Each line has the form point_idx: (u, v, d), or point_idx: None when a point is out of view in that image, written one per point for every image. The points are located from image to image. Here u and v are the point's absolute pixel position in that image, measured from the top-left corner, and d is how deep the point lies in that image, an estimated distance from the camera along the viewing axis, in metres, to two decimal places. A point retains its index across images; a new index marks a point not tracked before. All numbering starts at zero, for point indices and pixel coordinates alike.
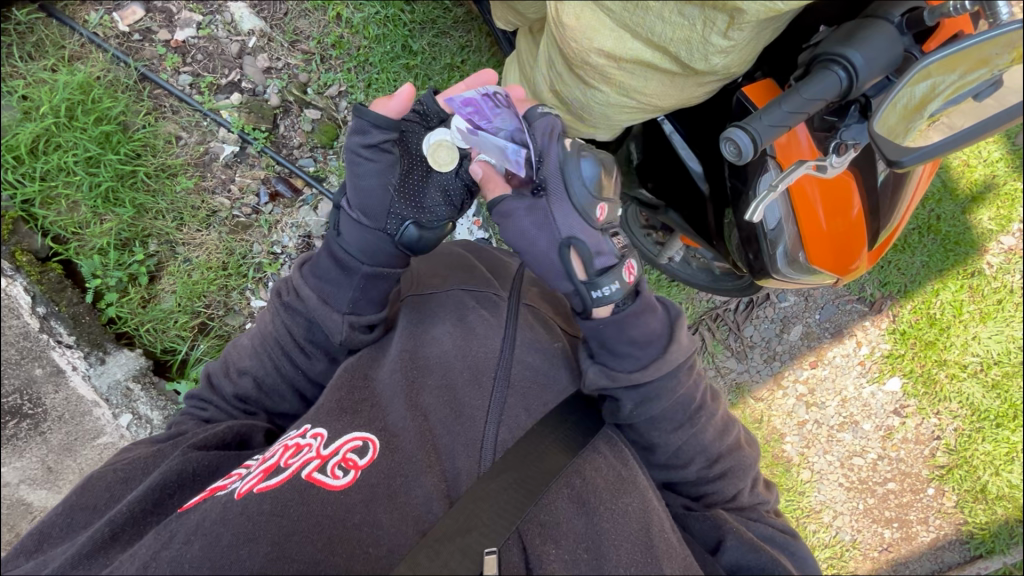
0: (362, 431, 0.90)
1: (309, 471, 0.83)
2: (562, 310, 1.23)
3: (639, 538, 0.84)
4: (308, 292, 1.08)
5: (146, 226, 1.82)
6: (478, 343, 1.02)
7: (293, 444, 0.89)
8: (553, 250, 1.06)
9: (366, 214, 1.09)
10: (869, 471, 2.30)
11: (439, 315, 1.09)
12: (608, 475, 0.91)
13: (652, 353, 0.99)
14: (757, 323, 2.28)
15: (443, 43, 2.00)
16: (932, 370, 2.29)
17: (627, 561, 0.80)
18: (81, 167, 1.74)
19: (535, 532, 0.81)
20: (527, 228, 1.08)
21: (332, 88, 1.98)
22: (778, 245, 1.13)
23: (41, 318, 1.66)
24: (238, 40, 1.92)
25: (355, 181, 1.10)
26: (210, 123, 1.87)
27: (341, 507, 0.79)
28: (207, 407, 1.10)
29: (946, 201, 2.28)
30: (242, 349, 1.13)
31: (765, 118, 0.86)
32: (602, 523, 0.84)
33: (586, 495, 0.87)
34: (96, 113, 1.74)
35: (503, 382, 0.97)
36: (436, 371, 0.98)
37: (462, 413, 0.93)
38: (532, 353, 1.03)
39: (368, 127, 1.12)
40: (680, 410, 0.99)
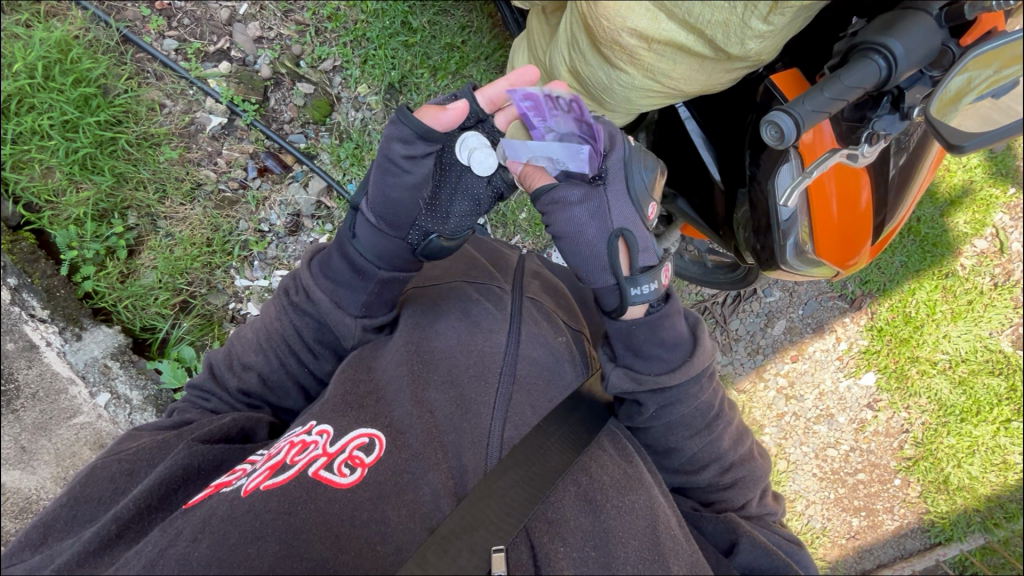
0: (368, 427, 0.85)
1: (316, 468, 0.79)
2: (563, 303, 1.20)
3: (646, 536, 0.79)
4: (319, 293, 1.03)
5: (125, 197, 1.73)
6: (483, 337, 0.99)
7: (299, 440, 0.84)
8: (602, 239, 1.00)
9: (385, 219, 1.03)
10: (841, 462, 2.39)
11: (444, 308, 1.05)
12: (613, 473, 0.87)
13: (680, 355, 1.00)
14: (743, 316, 2.33)
15: (443, 22, 1.95)
16: (905, 366, 2.38)
17: (635, 559, 0.75)
18: (57, 131, 1.64)
19: (543, 530, 0.77)
20: (579, 216, 1.01)
21: (326, 62, 1.91)
22: (789, 236, 1.15)
23: (12, 289, 1.56)
24: (228, 6, 1.83)
25: (382, 187, 1.03)
26: (197, 93, 1.79)
27: (350, 504, 0.75)
28: (209, 398, 1.06)
29: (927, 204, 2.38)
30: (245, 341, 1.08)
31: (808, 104, 0.89)
32: (609, 521, 0.79)
33: (592, 493, 0.82)
34: (75, 74, 1.64)
35: (509, 377, 0.93)
36: (441, 366, 0.94)
37: (469, 409, 0.88)
38: (539, 348, 1.00)
39: (411, 136, 1.02)
40: (699, 417, 1.00)
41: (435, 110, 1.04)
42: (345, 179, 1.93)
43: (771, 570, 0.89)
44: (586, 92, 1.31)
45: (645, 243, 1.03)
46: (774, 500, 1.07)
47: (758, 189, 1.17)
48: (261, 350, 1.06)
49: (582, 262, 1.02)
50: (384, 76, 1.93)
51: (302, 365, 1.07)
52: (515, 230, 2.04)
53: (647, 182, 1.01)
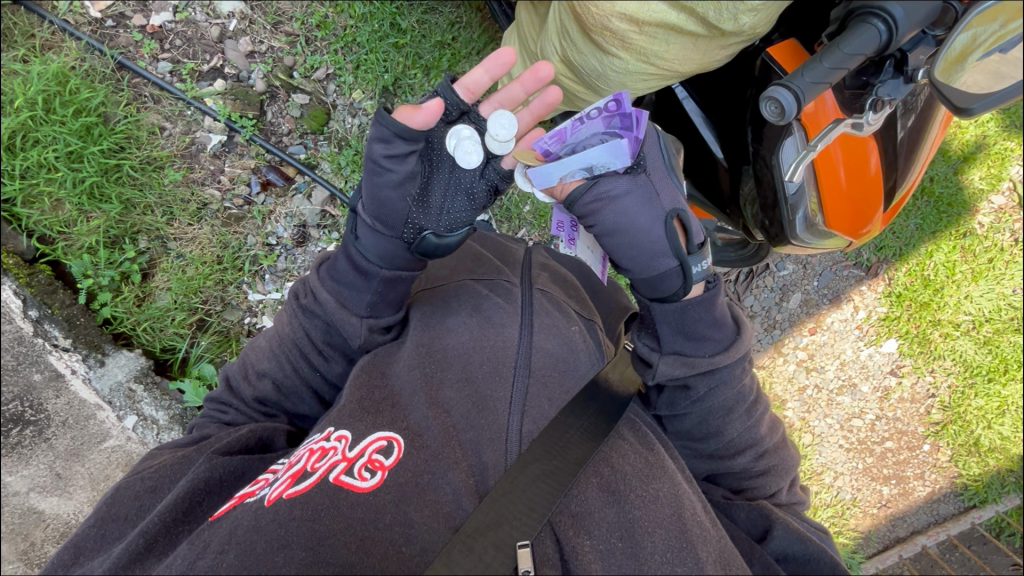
0: (385, 430, 0.85)
1: (336, 474, 0.79)
2: (574, 293, 1.19)
3: (672, 524, 0.78)
4: (325, 295, 1.04)
5: (134, 222, 1.75)
6: (495, 332, 0.99)
7: (318, 447, 0.85)
8: (658, 224, 0.99)
9: (382, 222, 1.03)
10: (867, 431, 2.37)
11: (453, 306, 1.05)
12: (635, 462, 0.86)
13: (729, 335, 1.02)
14: (757, 292, 2.31)
15: (432, 20, 1.94)
16: (927, 330, 2.34)
17: (663, 548, 0.75)
18: (63, 163, 1.66)
19: (567, 524, 0.77)
20: (631, 206, 0.99)
21: (319, 71, 1.91)
22: (798, 210, 1.14)
23: (34, 321, 1.60)
24: (218, 23, 1.84)
25: (371, 188, 1.02)
26: (195, 112, 1.80)
27: (372, 507, 0.75)
28: (227, 410, 1.08)
29: (939, 162, 2.32)
30: (259, 351, 1.10)
31: (807, 75, 0.87)
32: (634, 511, 0.79)
33: (616, 484, 0.82)
34: (75, 104, 1.66)
35: (524, 371, 0.93)
36: (455, 365, 0.94)
37: (485, 407, 0.88)
38: (552, 339, 1.00)
39: (390, 134, 1.00)
40: (740, 401, 1.02)
41: (409, 110, 1.02)
42: (347, 187, 1.94)
43: (806, 556, 0.87)
44: (580, 79, 1.29)
45: (693, 225, 1.04)
46: (797, 484, 1.07)
47: (762, 163, 1.14)
48: (271, 360, 1.07)
49: (640, 254, 1.00)
50: (377, 80, 1.93)
51: (317, 371, 1.08)
52: (520, 223, 2.04)
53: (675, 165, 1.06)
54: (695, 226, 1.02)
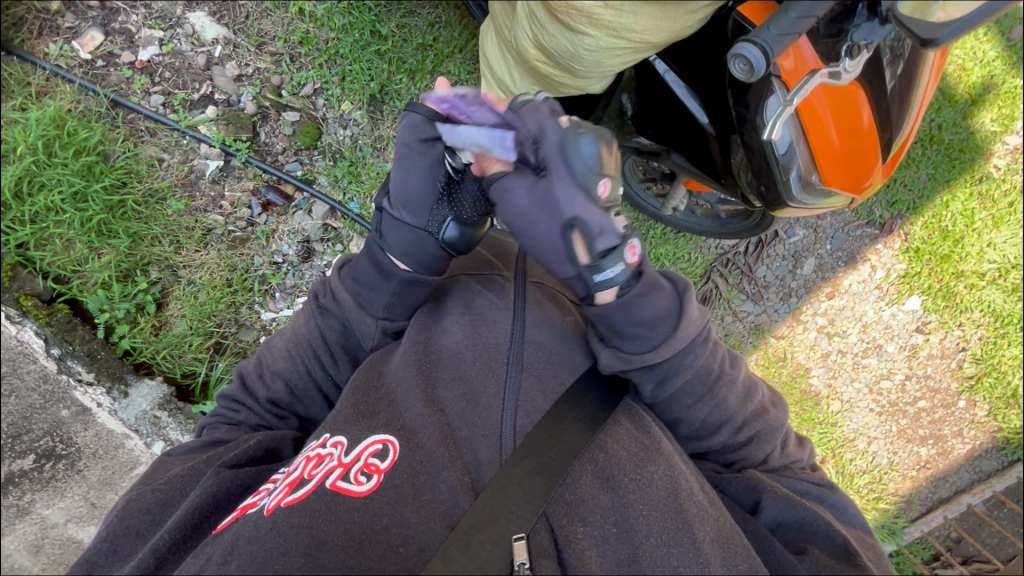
0: (380, 433, 0.86)
1: (333, 479, 0.80)
2: None
3: (667, 505, 0.77)
4: (347, 296, 1.06)
5: (144, 254, 1.80)
6: (488, 328, 0.97)
7: (315, 454, 0.86)
8: (555, 232, 0.94)
9: (415, 211, 1.05)
10: (898, 392, 2.33)
11: (448, 306, 1.05)
12: (630, 446, 0.85)
13: (665, 331, 0.91)
14: (769, 262, 2.26)
15: (411, 23, 1.95)
16: (950, 283, 2.27)
17: (658, 530, 0.75)
18: (69, 204, 1.71)
19: (562, 512, 0.76)
20: (529, 207, 0.95)
21: (306, 87, 1.93)
22: (790, 170, 1.11)
23: (58, 359, 1.66)
24: (204, 51, 1.88)
25: (402, 174, 1.05)
26: (190, 141, 1.84)
27: (368, 511, 0.76)
28: (240, 408, 1.09)
29: (947, 108, 2.23)
30: (276, 351, 1.11)
31: (774, 28, 0.85)
32: (628, 495, 0.78)
33: (610, 470, 0.81)
34: (74, 145, 1.71)
35: (517, 365, 0.91)
36: (449, 364, 0.94)
37: (479, 403, 0.88)
38: (545, 331, 0.96)
39: (421, 120, 1.05)
40: (699, 382, 0.94)
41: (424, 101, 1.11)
42: (346, 199, 1.95)
43: (797, 521, 0.86)
44: (553, 64, 1.27)
45: (601, 224, 0.93)
46: (804, 458, 1.04)
47: (749, 127, 1.12)
48: (286, 358, 1.09)
49: (546, 256, 0.97)
50: (364, 89, 1.94)
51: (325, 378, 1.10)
52: None
53: (588, 157, 0.92)
54: (604, 183, 0.93)
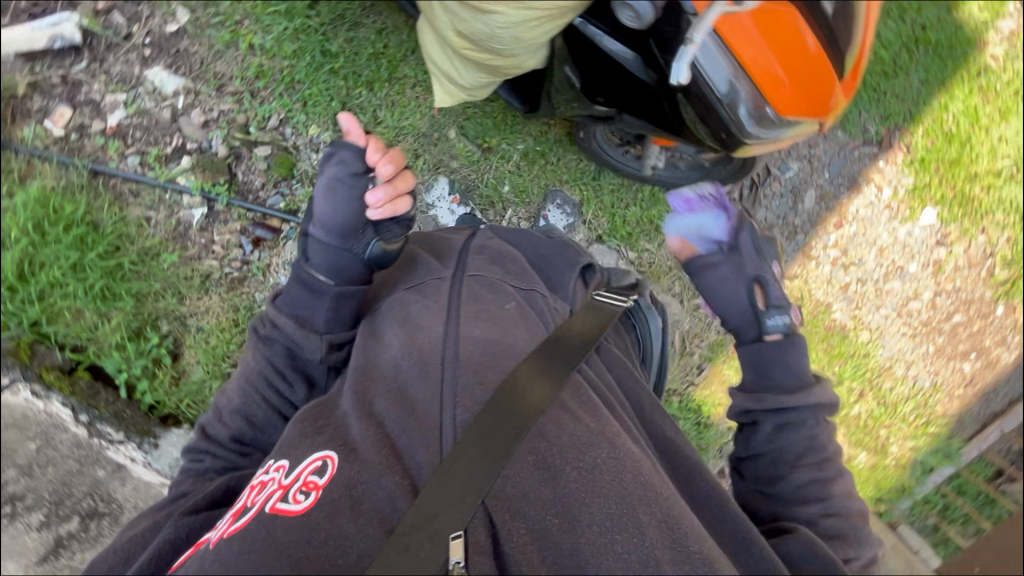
0: (322, 449, 0.76)
1: (272, 503, 0.71)
2: (513, 268, 1.15)
3: (615, 489, 0.70)
4: (286, 320, 1.10)
5: (151, 311, 1.86)
6: (423, 334, 0.91)
7: (258, 482, 0.79)
8: (743, 288, 1.28)
9: (342, 234, 1.11)
10: (929, 311, 2.26)
11: (387, 325, 1.01)
12: (574, 430, 0.76)
13: (801, 386, 1.14)
14: (768, 202, 2.16)
15: (359, 35, 1.96)
16: (965, 188, 2.19)
17: (602, 518, 0.67)
18: (70, 276, 1.79)
19: (502, 508, 0.66)
20: (726, 274, 1.29)
21: (272, 119, 1.96)
22: (738, 107, 1.14)
23: (87, 425, 1.75)
24: (167, 105, 1.92)
25: (327, 203, 1.12)
26: (173, 194, 1.89)
27: (305, 528, 0.65)
28: (203, 457, 1.08)
29: (928, 7, 2.14)
30: (230, 393, 1.14)
31: None
32: (570, 485, 0.69)
33: (551, 459, 0.72)
34: (64, 220, 1.79)
35: (453, 362, 0.83)
36: (387, 377, 0.86)
37: (416, 408, 0.78)
38: (478, 326, 0.91)
39: (349, 157, 1.11)
40: (813, 451, 1.06)
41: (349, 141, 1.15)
42: None
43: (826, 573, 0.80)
44: (479, 48, 1.32)
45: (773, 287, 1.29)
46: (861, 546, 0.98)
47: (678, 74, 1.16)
48: (240, 392, 1.12)
49: (729, 306, 1.29)
50: (327, 109, 1.96)
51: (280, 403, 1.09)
52: (504, 206, 2.05)
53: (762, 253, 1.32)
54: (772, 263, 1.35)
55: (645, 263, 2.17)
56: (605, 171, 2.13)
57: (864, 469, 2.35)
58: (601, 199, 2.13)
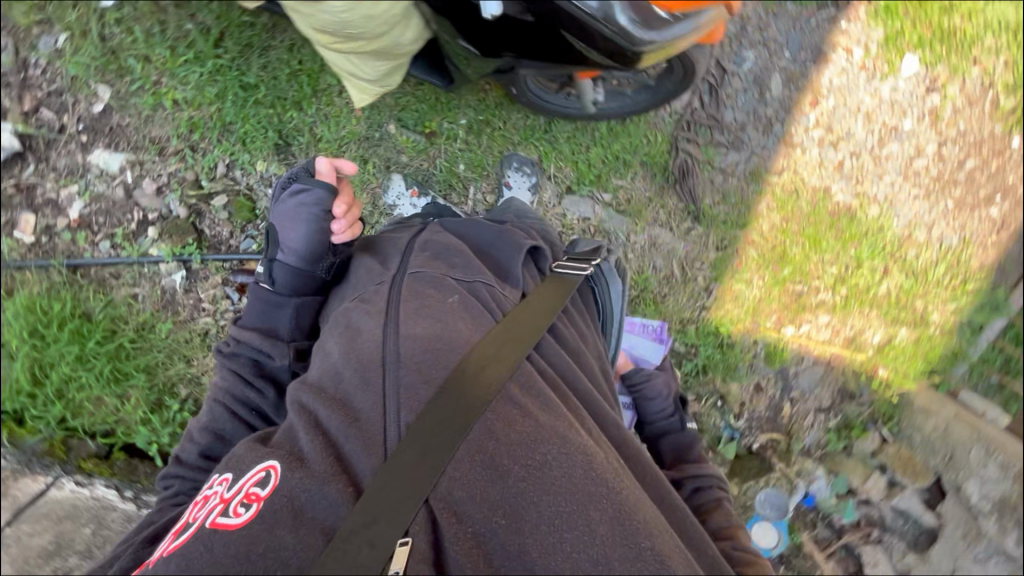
0: (268, 460, 0.78)
1: (212, 518, 0.73)
2: (458, 259, 1.13)
3: (565, 486, 0.72)
4: (250, 335, 1.16)
5: (166, 379, 1.92)
6: (363, 340, 0.92)
7: (204, 497, 0.81)
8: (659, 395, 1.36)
9: (311, 262, 1.21)
10: (938, 165, 2.16)
11: (326, 337, 1.00)
12: (522, 426, 0.78)
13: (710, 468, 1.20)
14: (733, 101, 2.10)
15: (272, 58, 1.92)
16: (944, 24, 2.07)
17: (550, 516, 0.70)
18: (79, 368, 1.88)
19: (446, 511, 0.69)
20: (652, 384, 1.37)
21: (219, 167, 1.97)
22: (617, 17, 1.15)
23: (133, 499, 1.81)
24: (118, 183, 1.95)
25: (295, 233, 1.19)
26: (149, 266, 1.93)
27: (243, 542, 0.67)
28: (172, 483, 1.04)
29: None
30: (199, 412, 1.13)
31: None
32: (518, 485, 0.72)
33: (499, 459, 0.74)
34: (57, 319, 1.87)
35: (395, 364, 0.85)
36: (330, 385, 0.87)
37: (359, 417, 0.79)
38: (420, 325, 0.93)
39: (321, 194, 1.18)
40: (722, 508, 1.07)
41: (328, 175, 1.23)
42: None
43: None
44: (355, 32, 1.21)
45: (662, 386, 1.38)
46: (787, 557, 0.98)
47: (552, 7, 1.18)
48: (208, 406, 1.12)
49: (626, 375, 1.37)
50: (266, 141, 1.95)
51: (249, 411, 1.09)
52: (464, 185, 2.02)
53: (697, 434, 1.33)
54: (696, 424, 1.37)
55: (623, 202, 2.10)
56: (556, 120, 2.05)
57: (907, 345, 2.25)
58: (559, 150, 2.06)
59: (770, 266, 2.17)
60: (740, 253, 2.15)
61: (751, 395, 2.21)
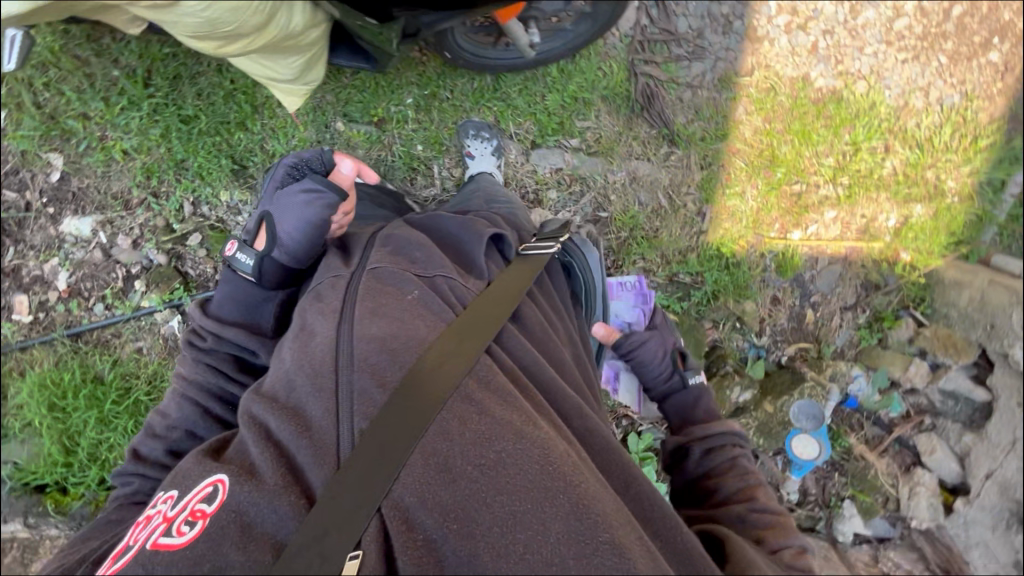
0: (213, 475, 0.81)
1: (154, 539, 0.77)
2: (419, 253, 1.11)
3: (520, 487, 0.75)
4: (232, 331, 1.14)
5: None
6: (316, 344, 0.92)
7: (147, 516, 0.84)
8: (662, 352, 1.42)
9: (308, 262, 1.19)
10: (922, 22, 2.02)
11: (283, 341, 1.00)
12: (478, 425, 0.80)
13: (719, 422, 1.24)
14: (685, 8, 2.00)
15: (204, 84, 1.88)
16: None
17: (501, 518, 0.72)
18: (103, 430, 1.93)
19: (397, 516, 0.72)
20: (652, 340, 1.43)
21: (185, 207, 1.96)
22: None
23: None
24: (95, 246, 1.97)
25: (297, 231, 1.16)
26: (146, 318, 1.95)
27: (189, 561, 0.71)
28: (132, 482, 1.06)
29: None
30: (170, 403, 1.13)
31: None
32: (470, 486, 0.74)
33: (451, 461, 0.76)
34: (73, 388, 1.92)
35: (347, 367, 0.86)
36: (283, 393, 0.89)
37: (311, 427, 0.82)
38: (374, 324, 0.93)
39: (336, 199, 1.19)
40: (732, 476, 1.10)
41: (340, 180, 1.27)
42: None
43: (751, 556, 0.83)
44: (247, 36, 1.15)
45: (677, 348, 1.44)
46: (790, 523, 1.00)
47: None
48: (180, 408, 1.11)
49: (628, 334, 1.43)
50: (222, 169, 1.92)
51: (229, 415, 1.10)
52: (426, 165, 1.96)
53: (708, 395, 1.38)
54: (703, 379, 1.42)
55: (592, 142, 2.00)
56: (503, 76, 1.95)
57: (925, 222, 2.11)
58: (514, 106, 1.97)
59: (761, 173, 2.05)
60: (727, 166, 2.03)
61: (770, 309, 2.13)
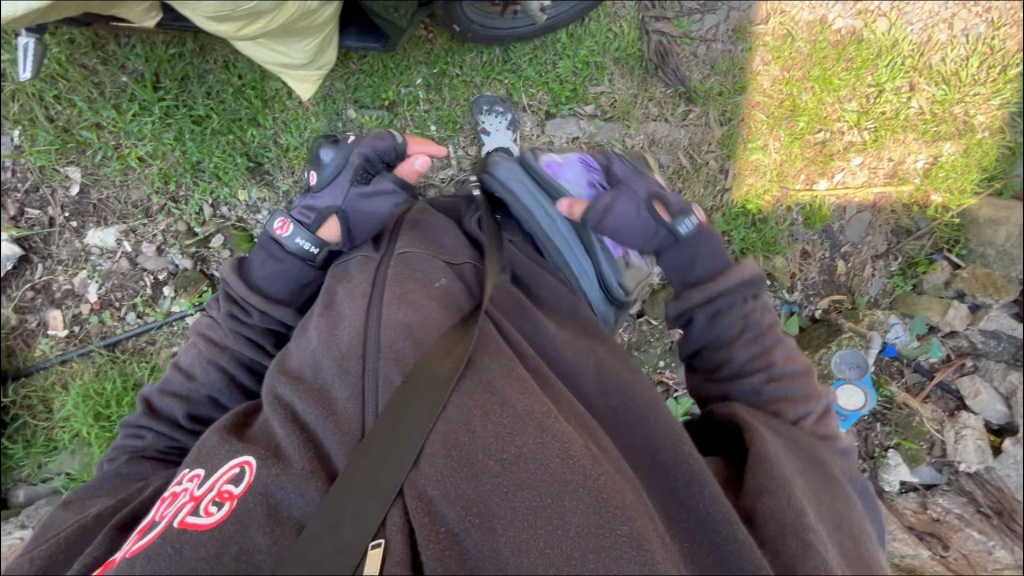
0: (241, 457, 0.81)
1: (181, 517, 0.75)
2: (447, 241, 1.11)
3: (541, 480, 0.72)
4: (281, 310, 1.15)
5: None
6: (343, 327, 0.93)
7: (170, 494, 0.83)
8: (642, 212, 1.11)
9: None
10: None
11: (308, 323, 1.02)
12: (499, 418, 0.78)
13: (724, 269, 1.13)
14: None
15: (212, 82, 1.87)
16: None
17: (520, 512, 0.69)
18: None
19: (418, 508, 0.70)
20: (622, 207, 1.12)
21: (205, 209, 1.96)
22: None
23: None
24: (120, 255, 1.98)
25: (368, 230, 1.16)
26: (178, 323, 1.98)
27: (215, 544, 0.70)
28: (143, 435, 1.10)
29: None
30: (191, 362, 1.15)
31: None
32: (489, 483, 0.72)
33: (471, 456, 0.74)
34: (113, 397, 1.94)
35: (373, 351, 0.86)
36: (309, 373, 0.90)
37: (335, 411, 0.82)
38: (399, 308, 0.92)
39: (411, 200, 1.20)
40: (751, 350, 1.06)
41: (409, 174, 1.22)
42: None
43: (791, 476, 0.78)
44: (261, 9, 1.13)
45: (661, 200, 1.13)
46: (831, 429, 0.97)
47: None
48: (206, 372, 1.13)
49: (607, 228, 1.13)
50: (238, 167, 1.91)
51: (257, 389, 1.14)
52: (440, 145, 1.92)
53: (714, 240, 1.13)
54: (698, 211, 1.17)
55: (608, 108, 1.95)
56: (512, 48, 1.91)
57: (956, 160, 2.05)
58: (526, 77, 1.93)
59: (783, 124, 1.99)
60: (747, 120, 1.98)
61: (801, 264, 2.08)
